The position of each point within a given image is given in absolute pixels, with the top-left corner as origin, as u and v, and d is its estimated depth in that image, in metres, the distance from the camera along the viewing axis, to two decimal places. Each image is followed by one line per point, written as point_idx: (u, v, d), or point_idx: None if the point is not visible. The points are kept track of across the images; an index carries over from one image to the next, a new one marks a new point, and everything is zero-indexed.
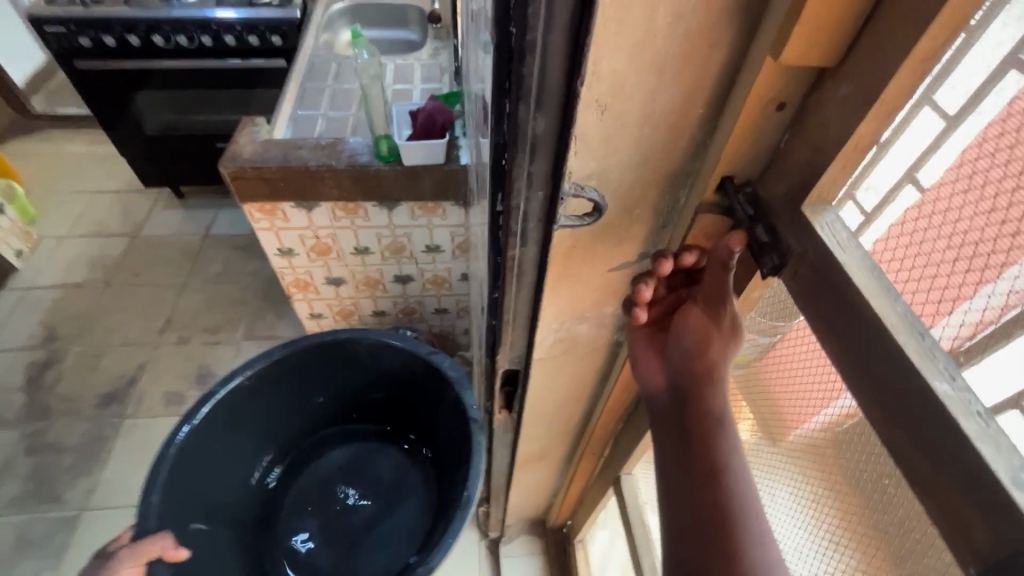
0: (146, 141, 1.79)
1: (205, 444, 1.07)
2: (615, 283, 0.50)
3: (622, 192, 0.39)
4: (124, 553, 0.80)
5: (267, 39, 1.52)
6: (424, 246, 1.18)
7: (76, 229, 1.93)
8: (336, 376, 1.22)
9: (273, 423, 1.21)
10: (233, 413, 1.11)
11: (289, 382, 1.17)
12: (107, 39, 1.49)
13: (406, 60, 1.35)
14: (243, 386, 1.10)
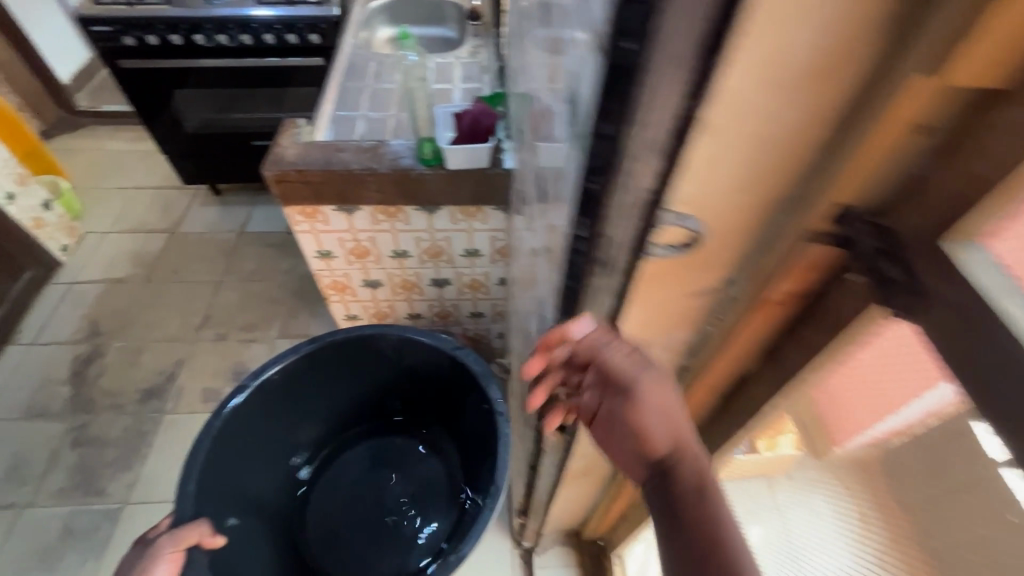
0: (186, 139, 1.80)
1: (236, 436, 1.07)
2: (691, 310, 0.44)
3: (721, 225, 0.35)
4: (164, 539, 0.82)
5: (306, 37, 1.52)
6: (463, 250, 1.15)
7: (118, 225, 1.97)
8: (364, 373, 1.22)
9: (304, 417, 1.21)
10: (263, 408, 1.11)
11: (318, 378, 1.17)
12: (151, 38, 1.50)
13: (446, 59, 1.33)
14: (274, 381, 1.10)
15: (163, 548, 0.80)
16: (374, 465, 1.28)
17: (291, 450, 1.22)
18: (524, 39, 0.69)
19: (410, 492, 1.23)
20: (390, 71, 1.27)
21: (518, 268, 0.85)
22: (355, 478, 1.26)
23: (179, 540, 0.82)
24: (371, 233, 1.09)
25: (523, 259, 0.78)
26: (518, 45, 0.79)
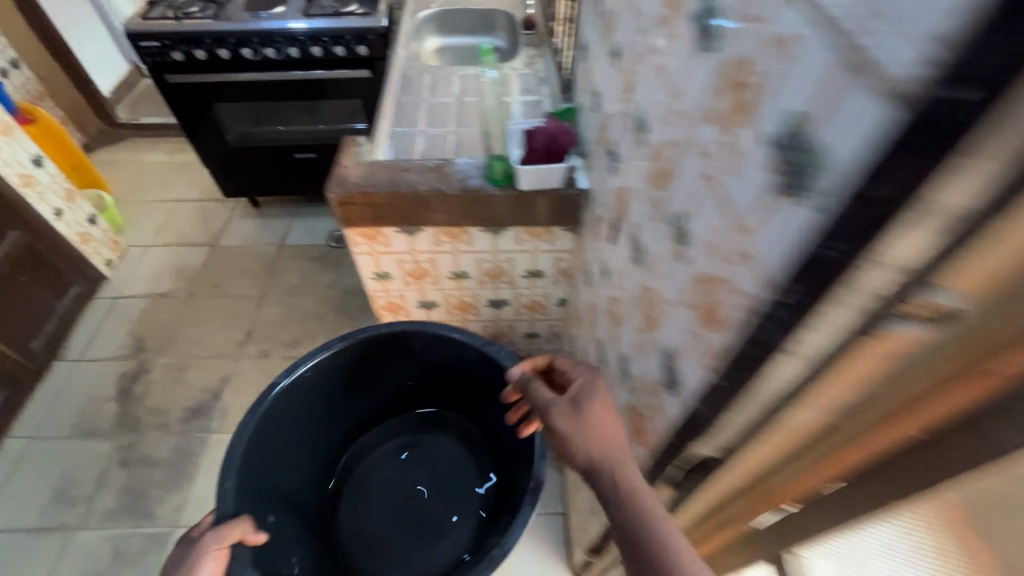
0: (229, 154, 1.79)
1: (270, 432, 1.01)
2: (876, 380, 0.30)
3: (981, 298, 0.24)
4: (208, 536, 0.80)
5: (353, 49, 1.49)
6: (525, 271, 1.10)
7: (160, 239, 1.96)
8: (392, 368, 1.16)
9: (331, 413, 1.15)
10: (294, 406, 1.05)
11: (347, 374, 1.12)
12: (198, 53, 1.48)
13: (502, 70, 1.28)
14: (304, 378, 1.04)
15: (208, 544, 0.79)
16: (401, 462, 1.22)
17: (320, 447, 1.16)
18: (624, 58, 0.64)
19: (439, 490, 1.17)
20: (445, 84, 1.23)
21: (601, 299, 0.80)
22: (384, 475, 1.20)
23: (224, 537, 0.80)
24: (432, 254, 1.05)
25: (613, 290, 0.73)
26: (606, 61, 0.73)
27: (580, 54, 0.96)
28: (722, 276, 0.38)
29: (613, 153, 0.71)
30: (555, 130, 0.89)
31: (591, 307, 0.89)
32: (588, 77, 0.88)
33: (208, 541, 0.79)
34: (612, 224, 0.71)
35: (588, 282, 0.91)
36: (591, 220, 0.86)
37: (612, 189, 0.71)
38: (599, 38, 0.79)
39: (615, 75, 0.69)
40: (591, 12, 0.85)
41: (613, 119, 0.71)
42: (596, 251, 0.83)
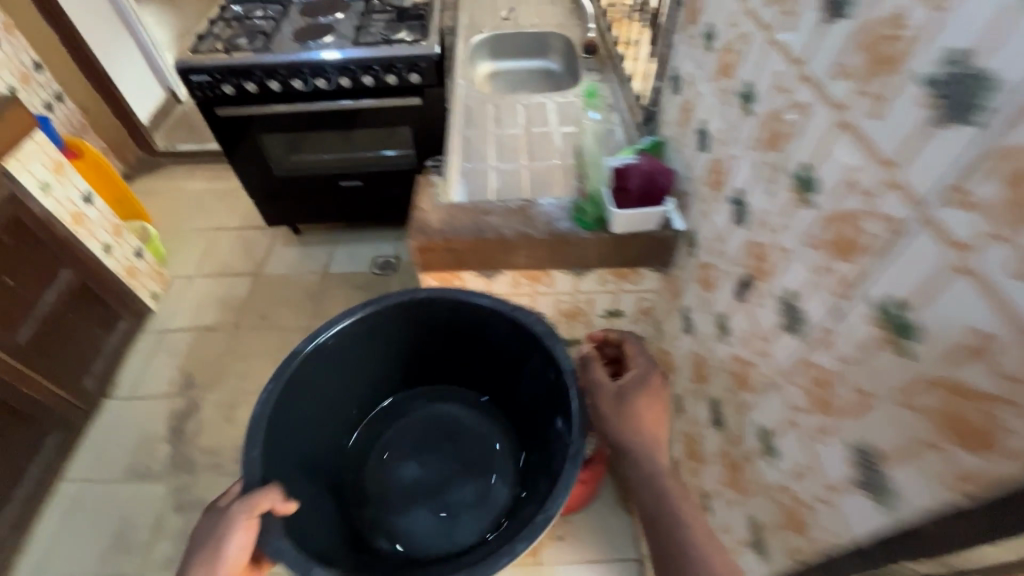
0: (275, 183, 1.76)
1: (296, 402, 0.91)
2: None
3: None
4: (237, 505, 0.73)
5: (405, 77, 1.46)
6: (604, 311, 1.04)
7: (203, 269, 1.94)
8: (421, 340, 1.04)
9: (354, 382, 1.04)
10: (318, 374, 0.94)
11: (372, 343, 1.00)
12: (249, 86, 1.46)
13: (566, 97, 1.23)
14: (328, 346, 0.93)
15: (235, 517, 0.72)
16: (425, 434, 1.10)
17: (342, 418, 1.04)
18: (763, 103, 0.58)
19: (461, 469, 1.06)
20: (511, 115, 1.19)
21: (717, 354, 0.73)
22: (406, 447, 1.09)
23: (252, 509, 0.73)
24: (509, 297, 1.01)
25: (738, 350, 0.67)
26: (724, 101, 0.68)
27: (668, 85, 0.91)
28: (1004, 394, 0.33)
29: (739, 202, 0.65)
30: (653, 168, 0.82)
31: (694, 358, 0.83)
32: (686, 112, 0.82)
33: (234, 513, 0.72)
34: (739, 280, 0.65)
35: (687, 329, 0.85)
36: (695, 265, 0.80)
37: (739, 241, 0.65)
38: (710, 73, 0.73)
39: (743, 118, 0.63)
40: (690, 43, 0.80)
41: (737, 166, 0.65)
42: (705, 300, 0.77)
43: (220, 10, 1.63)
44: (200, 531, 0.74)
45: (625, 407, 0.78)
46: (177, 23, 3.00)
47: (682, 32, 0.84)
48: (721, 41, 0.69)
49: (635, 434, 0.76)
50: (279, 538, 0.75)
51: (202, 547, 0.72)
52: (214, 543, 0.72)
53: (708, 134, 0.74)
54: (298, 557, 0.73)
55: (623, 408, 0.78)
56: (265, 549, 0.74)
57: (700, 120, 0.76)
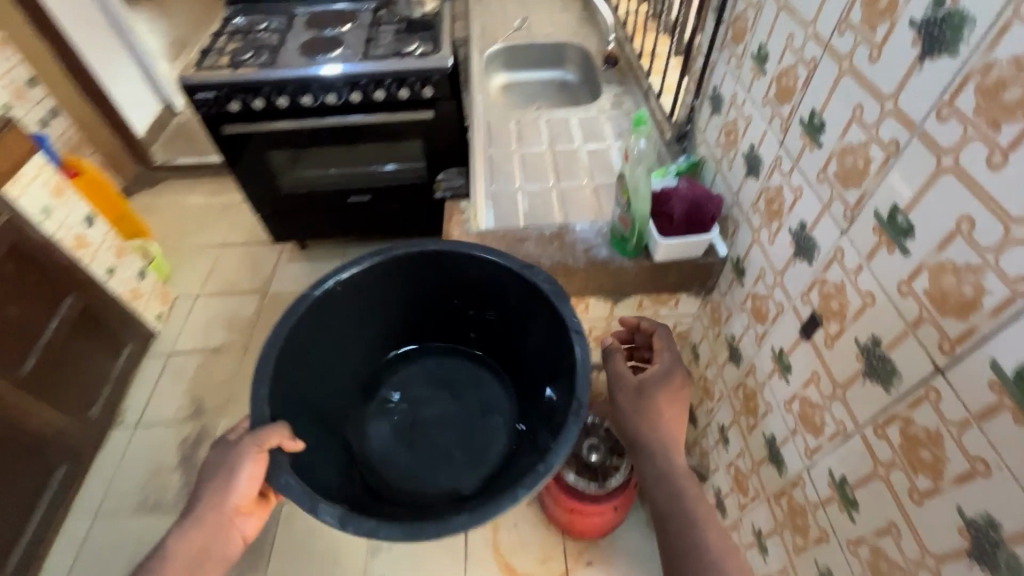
0: (283, 200, 1.72)
1: (303, 352, 0.85)
2: None
3: None
4: (247, 439, 0.70)
5: (418, 90, 1.42)
6: None
7: (209, 287, 1.89)
8: (429, 293, 0.98)
9: (361, 335, 0.98)
10: (325, 323, 0.88)
11: (383, 293, 0.94)
12: (256, 102, 1.41)
13: (590, 111, 1.19)
14: (338, 294, 0.87)
15: (244, 449, 0.70)
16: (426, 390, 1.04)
17: (344, 371, 0.98)
18: (833, 136, 0.55)
19: (461, 426, 1.00)
20: (533, 132, 1.15)
21: (773, 391, 0.70)
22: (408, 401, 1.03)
23: (260, 445, 0.70)
24: None
25: (802, 391, 0.64)
26: (783, 128, 0.64)
27: (706, 103, 0.87)
28: None
29: (801, 236, 0.62)
30: (699, 196, 0.78)
31: (742, 390, 0.80)
32: (730, 135, 0.79)
33: (244, 445, 0.70)
34: (803, 318, 0.62)
35: (733, 359, 0.82)
36: (743, 296, 0.77)
37: (801, 278, 0.62)
38: (761, 98, 0.70)
39: (806, 148, 0.60)
40: (734, 64, 0.76)
41: (799, 198, 0.62)
42: (757, 333, 0.74)
43: (222, 23, 1.58)
44: (211, 462, 0.72)
45: (646, 398, 0.75)
46: (170, 31, 2.93)
47: (722, 50, 0.80)
48: (775, 65, 0.66)
49: (652, 425, 0.73)
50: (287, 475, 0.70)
51: (216, 474, 0.71)
52: (226, 473, 0.70)
53: (760, 161, 0.71)
54: (304, 494, 0.69)
55: (644, 399, 0.75)
56: (274, 484, 0.69)
57: (750, 145, 0.73)
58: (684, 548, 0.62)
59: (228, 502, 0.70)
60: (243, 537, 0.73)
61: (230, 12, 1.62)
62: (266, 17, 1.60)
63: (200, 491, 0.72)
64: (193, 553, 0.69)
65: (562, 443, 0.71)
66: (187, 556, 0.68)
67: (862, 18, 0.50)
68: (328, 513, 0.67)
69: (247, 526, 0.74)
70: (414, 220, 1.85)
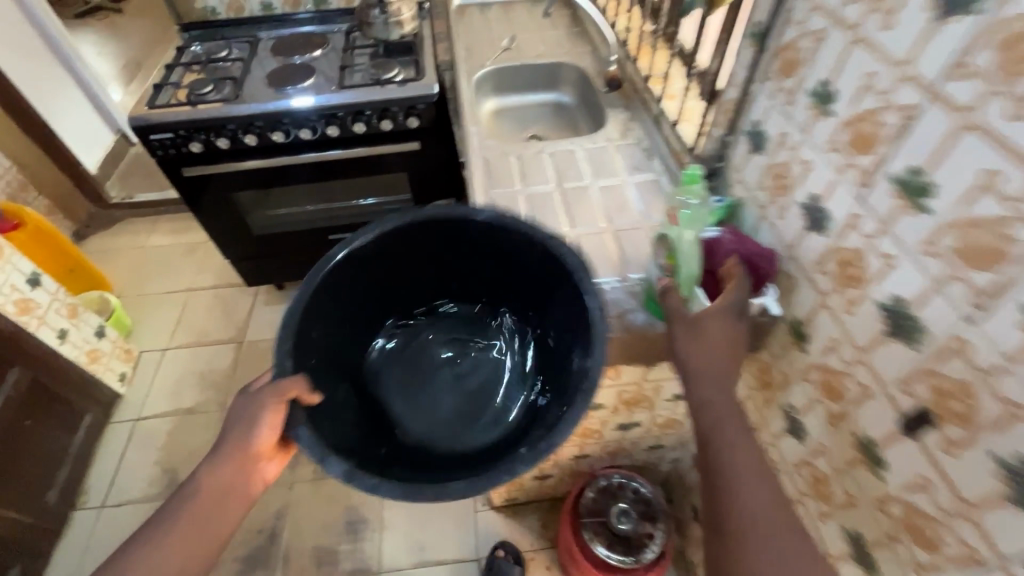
0: (255, 242, 1.57)
1: (311, 320, 0.76)
2: None
3: None
4: (264, 390, 0.66)
5: (401, 121, 1.29)
6: (671, 395, 0.90)
7: (177, 339, 1.72)
8: (440, 250, 0.87)
9: (371, 298, 0.88)
10: (345, 291, 0.81)
11: (394, 254, 0.84)
12: (220, 142, 1.26)
13: (597, 142, 1.09)
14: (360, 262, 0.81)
15: (265, 397, 0.66)
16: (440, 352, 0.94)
17: (351, 339, 0.87)
18: (950, 203, 0.45)
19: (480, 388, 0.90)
20: (537, 168, 1.04)
21: (858, 482, 0.61)
22: (426, 365, 0.92)
23: (281, 396, 0.66)
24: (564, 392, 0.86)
25: (905, 495, 0.54)
26: (863, 183, 0.55)
27: (741, 140, 0.78)
28: None
29: (895, 313, 0.52)
30: (754, 254, 0.68)
31: (808, 471, 0.70)
32: (780, 179, 0.69)
33: (267, 394, 0.66)
34: (905, 412, 0.52)
35: (794, 434, 0.72)
36: (808, 365, 0.67)
37: (901, 365, 0.52)
38: (825, 145, 0.60)
39: (903, 213, 0.50)
40: (782, 100, 0.67)
41: (891, 269, 0.52)
42: (829, 411, 0.64)
43: (177, 52, 1.42)
44: (230, 412, 0.68)
45: (706, 332, 0.64)
46: (119, 54, 2.71)
47: (764, 83, 0.70)
48: (846, 110, 0.56)
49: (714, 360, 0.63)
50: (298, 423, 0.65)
51: (236, 423, 0.67)
52: (248, 421, 0.66)
53: (828, 217, 0.60)
54: (317, 443, 0.64)
55: (702, 334, 0.64)
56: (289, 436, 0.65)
57: (810, 195, 0.63)
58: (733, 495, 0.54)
59: (248, 449, 0.66)
60: (263, 482, 0.69)
61: (186, 39, 1.47)
62: (227, 44, 1.44)
63: (221, 441, 0.67)
64: (211, 499, 0.65)
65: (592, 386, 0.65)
66: (202, 500, 0.64)
67: (998, 65, 0.40)
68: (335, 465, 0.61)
69: (267, 471, 0.70)
70: None
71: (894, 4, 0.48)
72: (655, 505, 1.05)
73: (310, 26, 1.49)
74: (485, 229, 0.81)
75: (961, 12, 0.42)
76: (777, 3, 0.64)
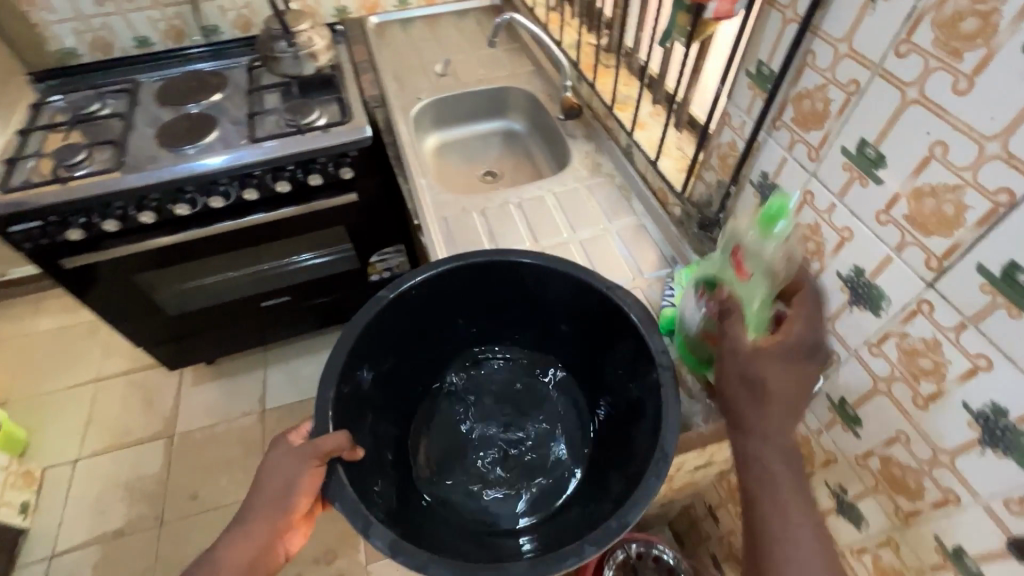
0: (171, 322, 1.34)
1: (352, 388, 0.61)
2: None
3: None
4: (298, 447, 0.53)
5: (332, 171, 1.12)
6: (691, 468, 0.81)
7: (90, 444, 1.45)
8: (488, 304, 0.72)
9: (410, 360, 0.72)
10: (407, 327, 0.67)
11: (442, 306, 0.69)
12: (108, 224, 1.03)
13: (566, 182, 0.97)
14: (428, 295, 0.66)
15: (301, 454, 0.52)
16: (487, 411, 0.76)
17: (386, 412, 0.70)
18: None
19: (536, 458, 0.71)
20: (505, 223, 0.91)
21: None
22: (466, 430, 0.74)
23: (312, 460, 0.51)
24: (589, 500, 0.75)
25: None
26: (934, 267, 0.46)
27: (747, 191, 0.68)
28: None
29: (991, 421, 0.44)
30: None
31: (869, 559, 0.63)
32: (806, 242, 0.60)
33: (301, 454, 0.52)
34: (1015, 534, 0.45)
35: (847, 517, 0.64)
36: (861, 450, 0.59)
37: (1005, 481, 0.44)
38: (872, 214, 0.51)
39: (999, 311, 0.42)
40: (803, 153, 0.58)
41: (981, 370, 0.44)
42: (897, 505, 0.57)
43: (33, 111, 1.15)
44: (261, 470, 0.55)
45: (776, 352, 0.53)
46: None
47: (775, 130, 0.61)
48: (903, 180, 0.47)
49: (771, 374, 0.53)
50: (337, 481, 0.52)
51: (267, 485, 0.53)
52: (281, 482, 0.52)
53: (881, 297, 0.52)
54: (356, 506, 0.50)
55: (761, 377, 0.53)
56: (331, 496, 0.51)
57: (853, 267, 0.55)
58: (779, 540, 0.48)
59: (280, 518, 0.52)
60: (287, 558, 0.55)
61: (41, 91, 1.18)
62: (99, 94, 1.18)
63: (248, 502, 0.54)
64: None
65: (671, 408, 0.53)
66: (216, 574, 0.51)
67: None
68: (378, 537, 0.47)
69: (292, 544, 0.55)
70: (346, 309, 1.52)
71: (973, 64, 0.39)
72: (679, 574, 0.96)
73: (202, 64, 1.26)
74: (535, 279, 0.67)
75: None
76: (791, 45, 0.54)
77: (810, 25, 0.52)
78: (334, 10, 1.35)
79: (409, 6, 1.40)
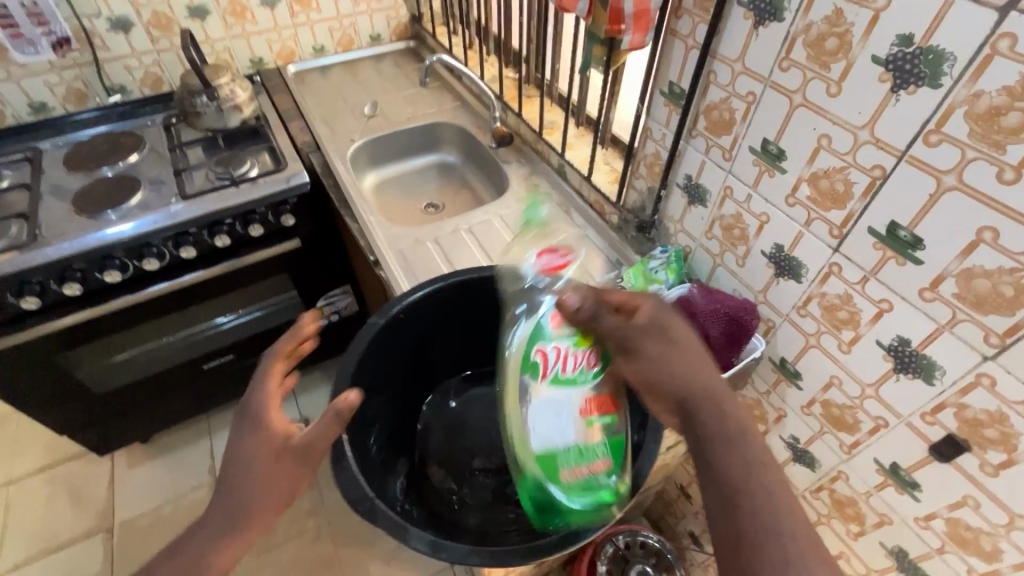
0: (99, 402, 1.23)
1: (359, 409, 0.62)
2: None
3: None
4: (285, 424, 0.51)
5: (273, 220, 1.11)
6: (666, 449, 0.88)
7: (9, 557, 1.27)
8: (468, 323, 0.76)
9: (400, 382, 0.73)
10: (398, 355, 0.70)
11: (429, 329, 0.73)
12: (26, 301, 0.95)
13: (509, 204, 1.03)
14: (414, 321, 0.70)
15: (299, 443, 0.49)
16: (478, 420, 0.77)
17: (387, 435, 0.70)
18: (942, 254, 0.48)
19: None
20: (459, 248, 0.95)
21: (888, 503, 0.64)
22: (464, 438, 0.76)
23: (313, 459, 0.50)
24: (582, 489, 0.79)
25: (947, 511, 0.57)
26: (837, 235, 0.56)
27: (675, 193, 0.78)
28: None
29: (900, 351, 0.55)
30: (737, 309, 0.68)
31: (828, 495, 0.72)
32: (732, 230, 0.70)
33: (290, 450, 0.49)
34: (934, 441, 0.55)
35: (803, 462, 0.74)
36: (804, 400, 0.69)
37: (918, 398, 0.55)
38: (782, 199, 0.61)
39: (890, 262, 0.52)
40: (718, 156, 0.68)
41: (885, 311, 0.55)
42: (841, 441, 0.66)
43: None
44: (228, 459, 0.49)
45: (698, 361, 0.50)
46: None
47: (692, 139, 0.71)
48: (801, 167, 0.58)
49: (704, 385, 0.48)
50: (365, 497, 0.53)
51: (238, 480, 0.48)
52: (262, 476, 0.48)
53: (801, 266, 0.62)
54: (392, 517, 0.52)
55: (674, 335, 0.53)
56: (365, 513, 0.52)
57: (775, 245, 0.65)
58: (752, 514, 0.38)
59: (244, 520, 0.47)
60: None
61: None
62: None
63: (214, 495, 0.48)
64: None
65: None
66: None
67: (971, 133, 0.43)
68: (420, 540, 0.51)
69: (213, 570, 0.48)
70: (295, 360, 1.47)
71: (839, 73, 0.50)
72: (667, 555, 1.02)
73: (86, 130, 1.20)
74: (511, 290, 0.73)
75: (920, 83, 0.45)
76: (696, 67, 0.65)
77: (709, 49, 0.62)
78: (249, 61, 1.34)
79: (326, 53, 1.42)
